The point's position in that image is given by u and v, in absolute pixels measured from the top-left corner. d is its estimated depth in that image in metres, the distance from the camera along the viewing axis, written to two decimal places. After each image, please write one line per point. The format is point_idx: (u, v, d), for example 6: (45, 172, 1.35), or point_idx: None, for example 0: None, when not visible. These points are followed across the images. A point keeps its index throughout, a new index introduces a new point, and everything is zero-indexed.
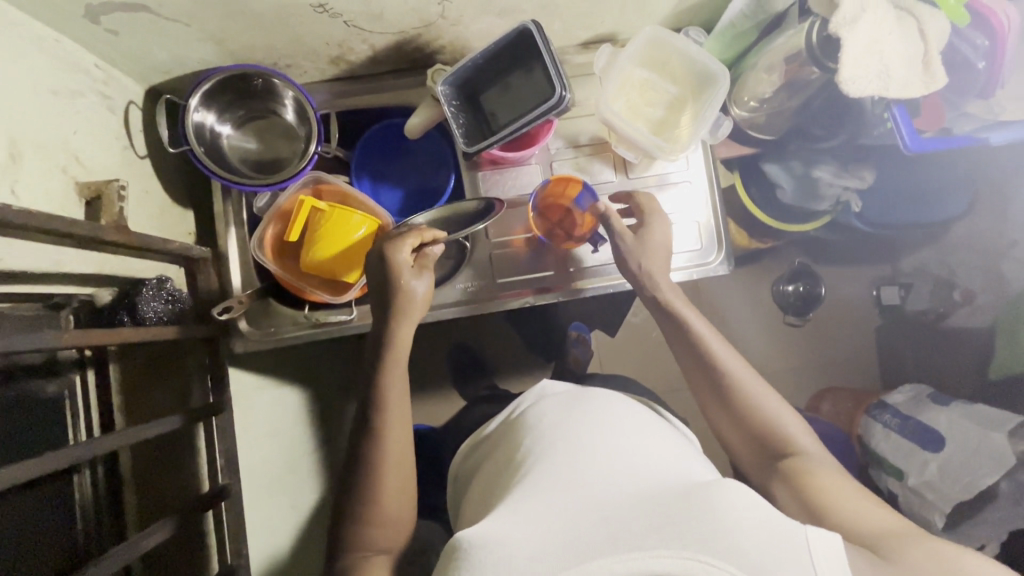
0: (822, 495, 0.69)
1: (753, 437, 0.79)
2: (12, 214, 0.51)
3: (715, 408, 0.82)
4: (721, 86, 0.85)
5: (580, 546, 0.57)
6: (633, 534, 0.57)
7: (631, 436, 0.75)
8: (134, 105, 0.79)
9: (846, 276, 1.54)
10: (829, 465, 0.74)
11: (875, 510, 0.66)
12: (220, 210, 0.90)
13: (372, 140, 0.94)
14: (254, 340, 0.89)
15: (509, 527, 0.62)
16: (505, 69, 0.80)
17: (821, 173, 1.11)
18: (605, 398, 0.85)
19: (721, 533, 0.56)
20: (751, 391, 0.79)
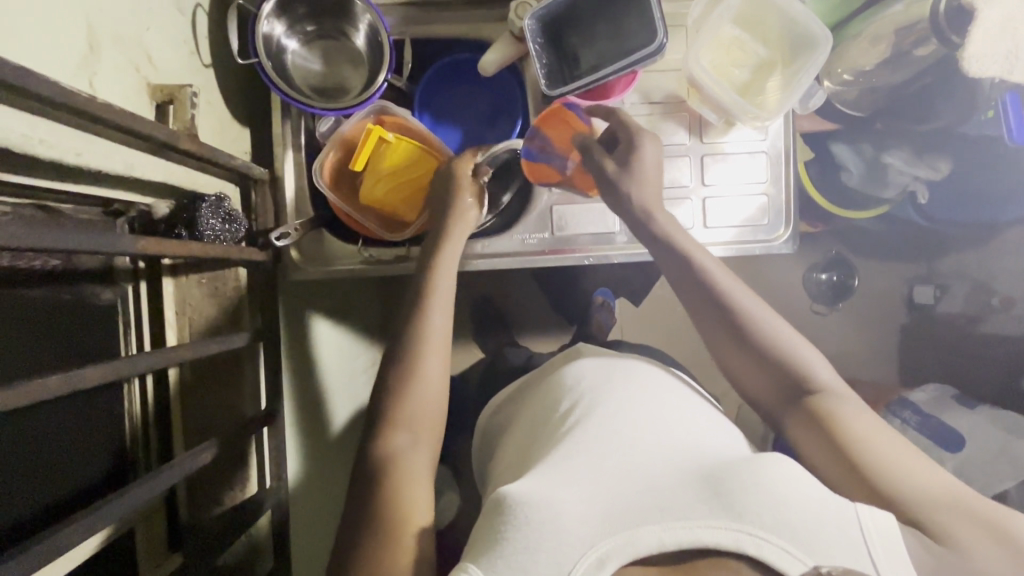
0: (851, 444, 0.67)
1: (774, 380, 0.74)
2: (99, 108, 0.49)
3: (734, 359, 0.77)
4: (822, 52, 0.80)
5: (625, 512, 0.57)
6: (679, 505, 0.56)
7: (677, 413, 0.73)
8: (200, 8, 0.75)
9: (882, 271, 1.54)
10: (851, 400, 0.71)
11: (906, 458, 0.66)
12: (278, 132, 0.86)
13: (441, 73, 0.90)
14: (305, 269, 0.87)
15: (553, 488, 0.61)
16: (599, 11, 0.76)
17: (891, 159, 1.07)
18: (637, 366, 0.83)
19: (771, 508, 0.55)
20: (767, 328, 0.75)
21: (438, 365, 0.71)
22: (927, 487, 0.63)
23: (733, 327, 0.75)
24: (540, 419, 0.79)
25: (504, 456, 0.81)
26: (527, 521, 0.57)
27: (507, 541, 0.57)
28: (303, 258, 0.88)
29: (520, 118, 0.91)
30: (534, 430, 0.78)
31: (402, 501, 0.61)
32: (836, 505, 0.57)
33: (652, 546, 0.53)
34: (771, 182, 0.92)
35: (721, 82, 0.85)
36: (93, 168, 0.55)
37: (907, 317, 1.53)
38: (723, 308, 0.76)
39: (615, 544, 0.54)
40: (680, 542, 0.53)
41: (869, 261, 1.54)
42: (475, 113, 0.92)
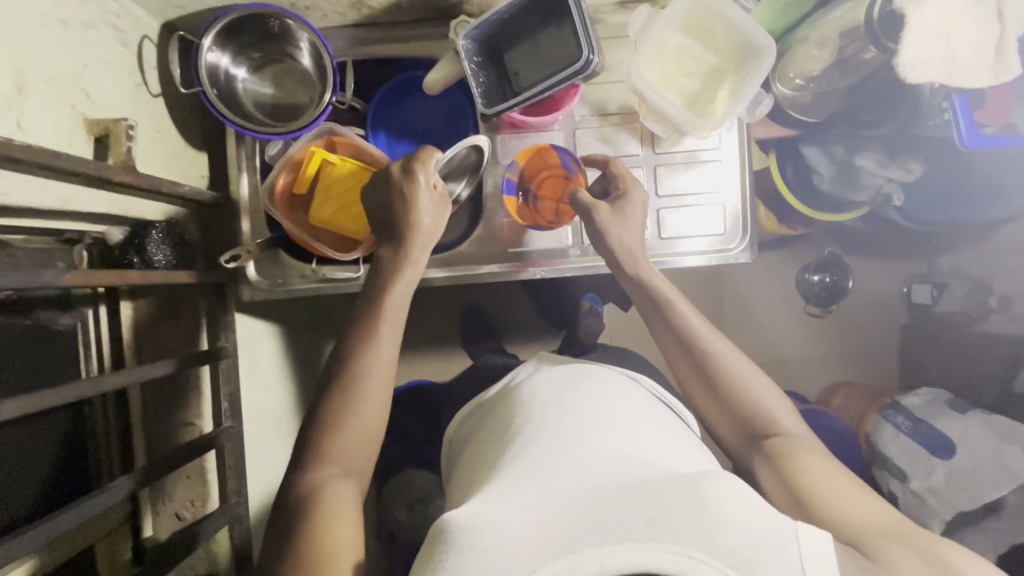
0: (807, 483, 0.69)
1: (736, 419, 0.77)
2: (14, 148, 0.51)
3: (700, 394, 0.79)
4: (766, 59, 0.78)
5: (568, 533, 0.55)
6: (621, 525, 0.54)
7: (633, 423, 0.73)
8: (148, 40, 0.77)
9: (878, 271, 1.54)
10: (810, 444, 0.74)
11: (859, 500, 0.67)
12: (233, 156, 0.88)
13: (392, 93, 0.91)
14: (262, 290, 0.89)
15: (495, 506, 0.61)
16: (533, 27, 0.75)
17: (864, 162, 1.05)
18: (600, 375, 0.84)
19: (711, 529, 0.54)
20: (733, 367, 0.77)
21: (379, 384, 0.73)
22: (878, 524, 0.64)
23: (701, 366, 0.78)
24: (494, 432, 0.80)
25: (466, 465, 0.82)
26: (467, 547, 0.57)
27: (448, 568, 0.56)
28: (259, 277, 0.90)
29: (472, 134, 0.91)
30: (492, 438, 0.78)
31: (334, 530, 0.65)
32: (778, 522, 0.57)
33: (593, 572, 0.51)
34: (726, 191, 0.90)
35: (668, 93, 0.84)
36: (19, 204, 0.57)
37: (907, 317, 1.52)
38: (689, 346, 0.79)
39: (556, 569, 0.52)
40: (621, 567, 0.51)
41: (862, 259, 1.53)
42: (430, 129, 0.93)
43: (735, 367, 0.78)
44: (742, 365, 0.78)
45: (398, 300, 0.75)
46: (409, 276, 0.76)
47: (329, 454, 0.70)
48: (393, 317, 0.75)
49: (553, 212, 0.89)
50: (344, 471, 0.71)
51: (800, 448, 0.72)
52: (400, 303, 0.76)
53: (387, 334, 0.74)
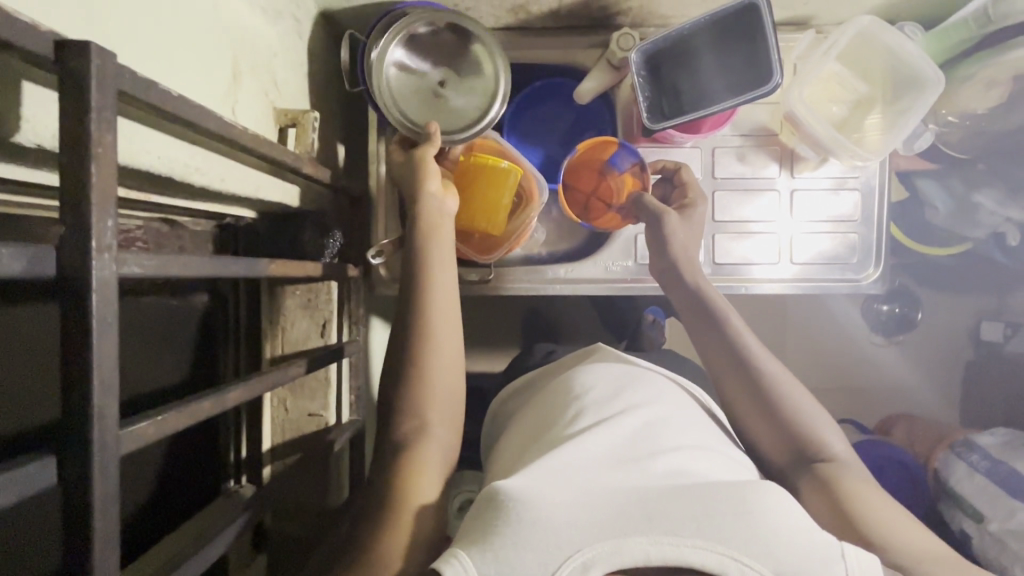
0: (854, 502, 0.65)
1: (782, 432, 0.72)
2: (246, 136, 0.51)
3: (747, 405, 0.74)
4: (931, 93, 0.78)
5: (619, 519, 0.53)
6: (669, 520, 0.53)
7: (685, 429, 0.69)
8: (314, 35, 0.78)
9: (947, 303, 1.51)
10: (859, 472, 0.69)
11: (901, 524, 0.64)
12: (372, 151, 0.89)
13: (530, 97, 0.92)
14: (391, 285, 0.90)
15: (544, 480, 0.57)
16: (706, 48, 0.75)
17: (981, 199, 1.05)
18: (651, 378, 0.79)
19: (761, 539, 0.52)
20: (781, 380, 0.74)
21: (447, 357, 0.66)
22: (924, 552, 0.61)
23: (752, 378, 0.74)
24: (543, 419, 0.75)
25: (506, 447, 0.77)
26: (514, 518, 0.53)
27: (496, 538, 0.53)
28: (389, 274, 0.90)
29: None
30: (537, 426, 0.75)
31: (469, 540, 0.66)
32: (819, 538, 0.55)
33: (638, 559, 0.51)
34: (861, 221, 0.90)
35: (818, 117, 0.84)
36: (231, 190, 0.57)
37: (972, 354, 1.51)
38: (740, 359, 0.75)
39: (603, 550, 0.51)
40: (664, 559, 0.51)
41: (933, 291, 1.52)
42: (566, 138, 0.94)
43: (783, 386, 0.73)
44: (793, 386, 0.74)
45: (445, 263, 0.69)
46: (448, 235, 0.71)
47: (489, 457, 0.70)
48: (440, 272, 0.69)
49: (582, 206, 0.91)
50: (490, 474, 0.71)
51: (850, 474, 0.68)
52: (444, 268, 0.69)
53: (440, 315, 0.67)
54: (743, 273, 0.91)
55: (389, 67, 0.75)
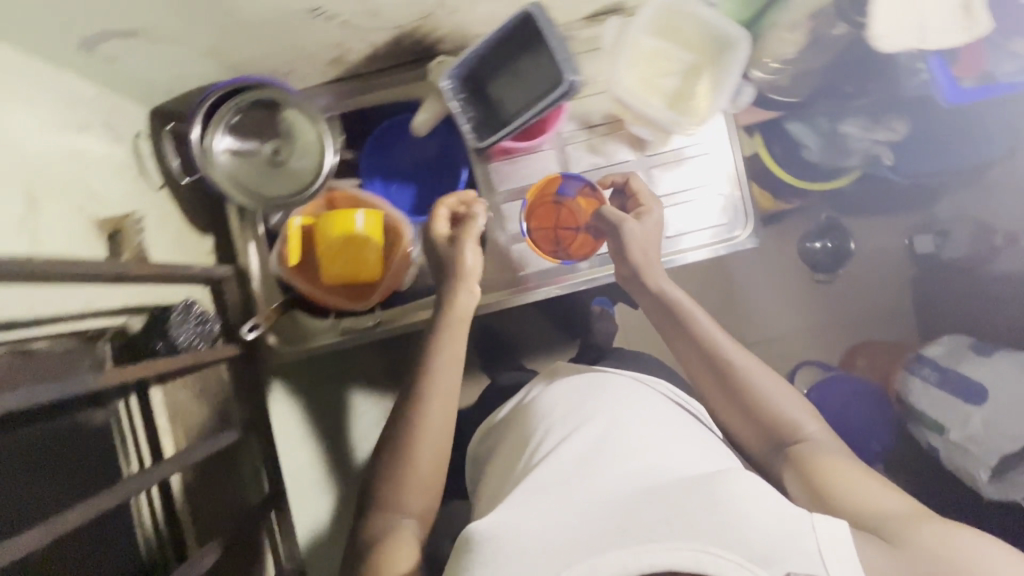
0: (832, 478, 0.66)
1: (756, 422, 0.74)
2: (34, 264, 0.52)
3: (720, 402, 0.76)
4: (743, 50, 0.81)
5: (592, 536, 0.57)
6: (647, 528, 0.55)
7: (660, 422, 0.72)
8: (141, 136, 0.79)
9: (878, 228, 1.53)
10: (836, 450, 0.70)
11: (880, 491, 0.64)
12: (237, 228, 0.90)
13: (379, 141, 0.93)
14: (281, 350, 0.91)
15: (514, 516, 0.61)
16: (512, 57, 0.77)
17: (847, 129, 1.08)
18: (618, 382, 0.80)
19: (733, 527, 0.54)
20: (751, 370, 0.75)
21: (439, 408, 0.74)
22: (903, 514, 0.60)
23: (721, 364, 0.76)
24: (519, 446, 0.77)
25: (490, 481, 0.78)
26: (487, 558, 0.58)
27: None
28: (280, 342, 0.91)
29: (464, 168, 0.93)
30: (512, 457, 0.77)
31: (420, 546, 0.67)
32: (793, 511, 0.58)
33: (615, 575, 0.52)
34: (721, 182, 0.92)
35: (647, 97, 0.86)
36: None
37: (914, 268, 1.53)
38: (709, 358, 0.76)
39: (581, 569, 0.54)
40: (641, 568, 0.51)
41: (857, 220, 1.53)
42: (428, 170, 0.96)
43: (751, 373, 0.75)
44: (764, 375, 0.75)
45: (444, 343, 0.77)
46: (467, 304, 0.79)
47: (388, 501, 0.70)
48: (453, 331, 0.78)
49: (551, 241, 0.91)
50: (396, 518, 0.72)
51: (827, 453, 0.69)
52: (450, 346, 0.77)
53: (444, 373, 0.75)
54: None
55: (213, 154, 0.79)
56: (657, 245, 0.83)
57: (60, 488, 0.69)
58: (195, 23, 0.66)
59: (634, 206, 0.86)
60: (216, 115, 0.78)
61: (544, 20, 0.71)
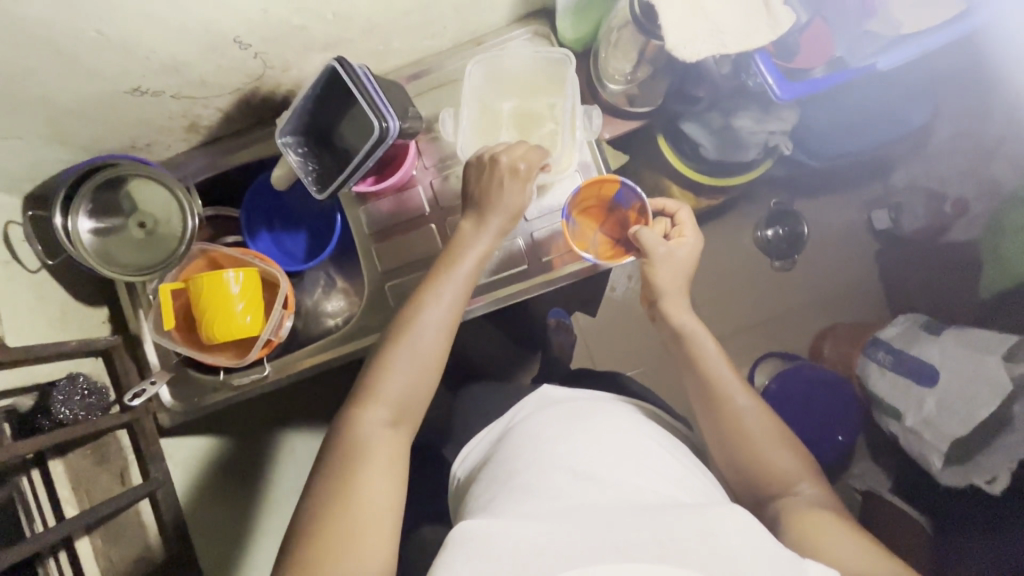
0: (814, 526, 0.64)
1: (750, 470, 0.73)
2: None
3: (716, 443, 0.77)
4: (572, 67, 0.81)
5: (582, 549, 0.56)
6: (636, 546, 0.56)
7: (633, 447, 0.72)
8: (13, 222, 0.82)
9: (832, 206, 1.42)
10: (829, 507, 0.67)
11: (865, 547, 0.61)
12: (128, 295, 0.93)
13: (257, 195, 0.96)
14: (180, 410, 0.93)
15: (511, 520, 0.62)
16: (340, 105, 0.78)
17: (740, 123, 1.05)
18: (602, 408, 0.80)
19: (723, 560, 0.55)
20: (752, 414, 0.75)
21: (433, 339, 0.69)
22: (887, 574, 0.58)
23: (721, 395, 0.77)
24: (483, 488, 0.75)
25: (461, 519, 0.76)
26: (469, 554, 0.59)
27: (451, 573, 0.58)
28: (175, 400, 0.93)
29: (340, 211, 0.94)
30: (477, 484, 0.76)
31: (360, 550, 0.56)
32: (786, 555, 0.57)
33: None
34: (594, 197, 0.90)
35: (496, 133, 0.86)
36: None
37: (878, 244, 1.42)
38: (716, 398, 0.77)
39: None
40: None
41: (808, 200, 1.43)
42: (313, 218, 0.98)
43: (749, 413, 0.75)
44: (762, 420, 0.75)
45: (444, 292, 0.71)
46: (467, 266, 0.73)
47: None
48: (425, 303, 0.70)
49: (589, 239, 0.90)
50: None
51: (816, 509, 0.66)
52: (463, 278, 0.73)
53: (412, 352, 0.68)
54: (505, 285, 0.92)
55: (80, 235, 0.82)
56: (677, 282, 0.84)
57: None
58: (19, 116, 0.70)
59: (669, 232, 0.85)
60: (76, 199, 0.82)
61: (349, 72, 0.73)
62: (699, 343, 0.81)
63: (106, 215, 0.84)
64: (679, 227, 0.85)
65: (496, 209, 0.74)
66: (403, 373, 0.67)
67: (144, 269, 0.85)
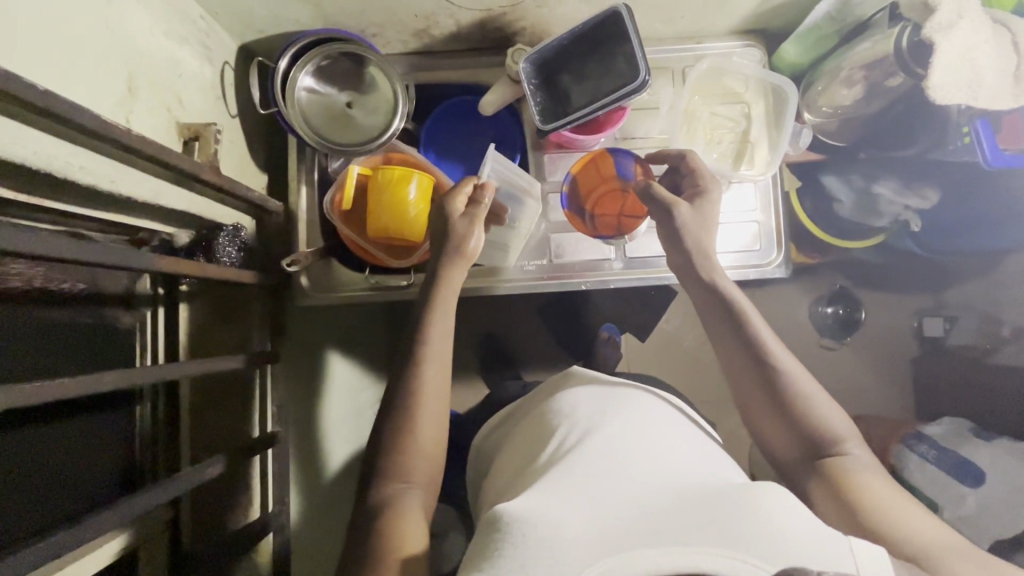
0: (865, 499, 0.65)
1: (796, 433, 0.73)
2: (142, 143, 0.56)
3: (758, 410, 0.76)
4: (792, 98, 0.87)
5: (621, 534, 0.53)
6: (674, 528, 0.52)
7: (673, 433, 0.71)
8: (228, 65, 0.84)
9: (887, 304, 1.41)
10: (876, 472, 0.69)
11: (917, 515, 0.63)
12: (293, 170, 0.93)
13: (445, 115, 0.97)
14: (313, 295, 0.92)
15: (541, 500, 0.58)
16: (590, 53, 0.82)
17: (881, 189, 1.12)
18: (634, 396, 0.77)
19: (768, 537, 0.51)
20: (796, 381, 0.74)
21: (432, 414, 0.72)
22: (944, 544, 0.60)
23: (764, 369, 0.75)
24: (530, 446, 0.74)
25: (497, 477, 0.76)
26: (514, 537, 0.54)
27: (498, 563, 0.53)
28: (310, 285, 0.93)
29: (519, 154, 0.96)
30: (526, 447, 0.75)
31: (397, 535, 0.63)
32: (828, 534, 0.54)
33: (649, 570, 0.49)
34: (762, 209, 0.95)
35: (698, 140, 0.92)
36: (123, 194, 0.61)
37: (917, 350, 1.40)
38: (760, 363, 0.75)
39: (612, 564, 0.50)
40: (678, 569, 0.49)
41: (870, 292, 1.42)
42: (476, 153, 0.98)
43: (799, 376, 0.74)
44: (812, 388, 0.73)
45: (433, 328, 0.75)
46: (453, 287, 0.77)
47: (397, 450, 0.69)
48: (440, 341, 0.75)
49: (612, 227, 0.89)
50: (382, 471, 0.69)
51: (861, 473, 0.68)
52: (444, 321, 0.76)
53: (425, 390, 0.72)
54: (653, 265, 0.94)
55: (295, 91, 0.84)
56: (713, 233, 0.82)
57: (55, 366, 0.69)
58: None
59: (692, 185, 0.84)
60: (307, 58, 0.83)
61: (627, 23, 0.77)
62: (739, 304, 0.79)
63: (322, 83, 0.86)
64: (695, 177, 0.84)
65: (446, 242, 0.78)
66: (433, 407, 0.72)
67: (333, 144, 0.85)
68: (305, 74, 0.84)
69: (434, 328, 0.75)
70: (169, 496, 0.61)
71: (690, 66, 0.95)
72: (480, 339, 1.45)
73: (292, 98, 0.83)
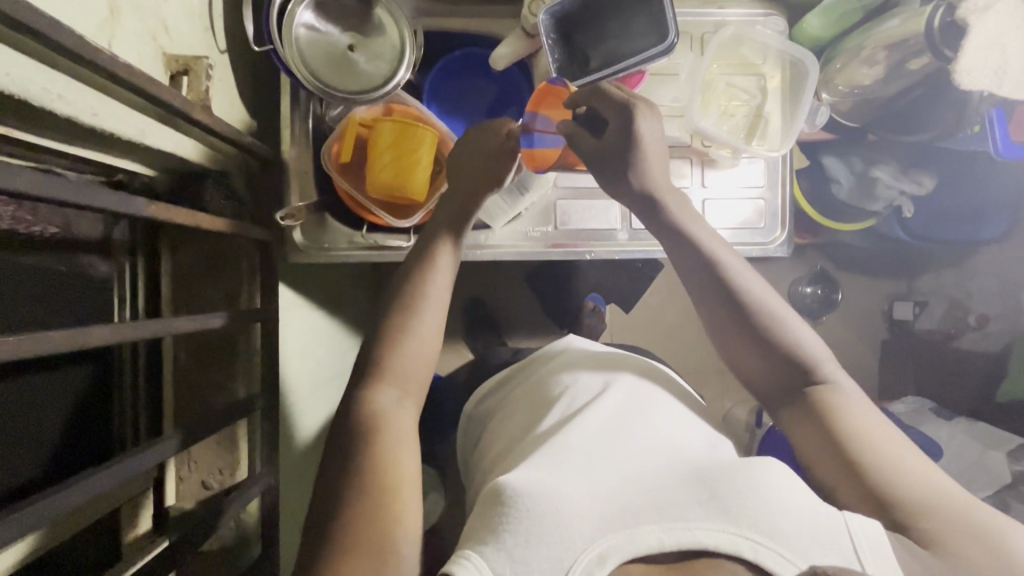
0: (854, 445, 0.63)
1: (780, 374, 0.69)
2: (132, 75, 0.50)
3: (740, 356, 0.71)
4: (811, 75, 0.86)
5: (625, 510, 0.53)
6: (675, 505, 0.53)
7: (669, 408, 0.70)
8: None
9: (859, 284, 1.43)
10: (861, 401, 0.67)
11: (903, 458, 0.63)
12: (286, 116, 0.86)
13: (451, 68, 0.92)
14: (306, 252, 0.87)
15: (547, 475, 0.57)
16: (612, 10, 0.78)
17: (879, 173, 1.12)
18: (629, 369, 0.76)
19: (764, 513, 0.52)
20: (779, 324, 0.70)
21: (416, 376, 0.69)
22: (929, 493, 0.60)
23: (747, 325, 0.70)
24: (529, 416, 0.73)
25: (496, 441, 0.75)
26: (520, 512, 0.53)
27: (503, 535, 0.52)
28: (304, 240, 0.87)
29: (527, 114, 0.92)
30: (525, 415, 0.74)
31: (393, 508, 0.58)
32: (825, 512, 0.54)
33: (652, 546, 0.51)
34: (766, 186, 0.94)
35: (714, 114, 0.90)
36: (105, 129, 0.55)
37: (886, 332, 1.43)
38: (742, 313, 0.70)
39: (615, 541, 0.51)
40: (679, 543, 0.51)
41: (850, 273, 1.43)
42: (481, 110, 0.93)
43: (783, 319, 0.70)
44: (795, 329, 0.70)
45: (432, 285, 0.72)
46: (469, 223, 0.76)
47: (399, 418, 0.66)
48: (435, 298, 0.72)
49: None
50: None
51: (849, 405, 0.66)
52: (444, 275, 0.74)
53: (416, 354, 0.69)
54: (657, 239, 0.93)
55: (292, 30, 0.77)
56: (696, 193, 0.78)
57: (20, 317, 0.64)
58: None
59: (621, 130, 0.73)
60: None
61: None
62: (722, 260, 0.73)
63: (322, 22, 0.79)
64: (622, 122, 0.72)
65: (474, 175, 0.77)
66: (419, 365, 0.70)
67: (332, 88, 0.78)
68: (303, 10, 0.77)
69: (436, 284, 0.73)
70: (149, 463, 0.57)
71: (709, 33, 0.91)
72: (464, 304, 1.43)
73: (289, 36, 0.76)
